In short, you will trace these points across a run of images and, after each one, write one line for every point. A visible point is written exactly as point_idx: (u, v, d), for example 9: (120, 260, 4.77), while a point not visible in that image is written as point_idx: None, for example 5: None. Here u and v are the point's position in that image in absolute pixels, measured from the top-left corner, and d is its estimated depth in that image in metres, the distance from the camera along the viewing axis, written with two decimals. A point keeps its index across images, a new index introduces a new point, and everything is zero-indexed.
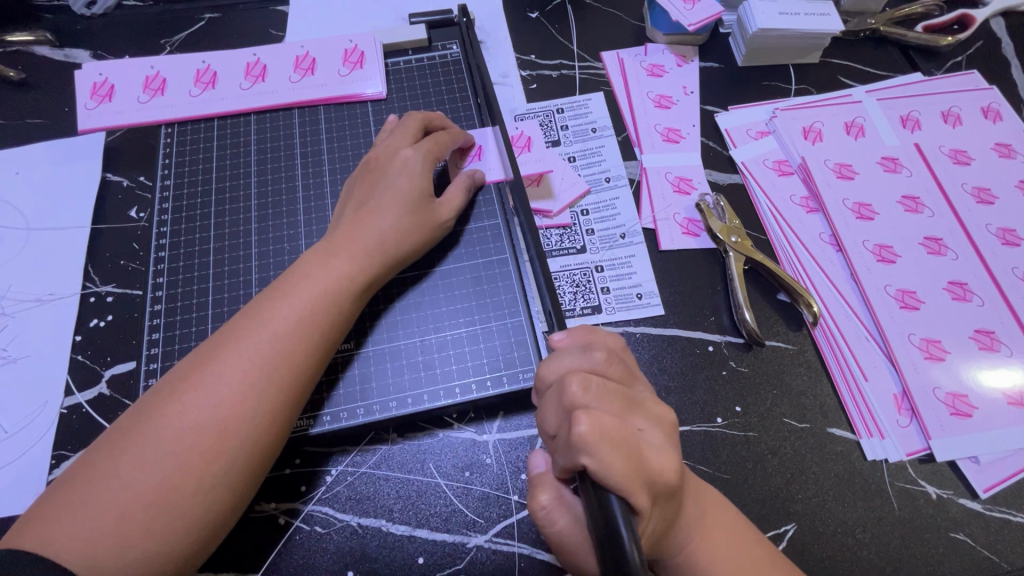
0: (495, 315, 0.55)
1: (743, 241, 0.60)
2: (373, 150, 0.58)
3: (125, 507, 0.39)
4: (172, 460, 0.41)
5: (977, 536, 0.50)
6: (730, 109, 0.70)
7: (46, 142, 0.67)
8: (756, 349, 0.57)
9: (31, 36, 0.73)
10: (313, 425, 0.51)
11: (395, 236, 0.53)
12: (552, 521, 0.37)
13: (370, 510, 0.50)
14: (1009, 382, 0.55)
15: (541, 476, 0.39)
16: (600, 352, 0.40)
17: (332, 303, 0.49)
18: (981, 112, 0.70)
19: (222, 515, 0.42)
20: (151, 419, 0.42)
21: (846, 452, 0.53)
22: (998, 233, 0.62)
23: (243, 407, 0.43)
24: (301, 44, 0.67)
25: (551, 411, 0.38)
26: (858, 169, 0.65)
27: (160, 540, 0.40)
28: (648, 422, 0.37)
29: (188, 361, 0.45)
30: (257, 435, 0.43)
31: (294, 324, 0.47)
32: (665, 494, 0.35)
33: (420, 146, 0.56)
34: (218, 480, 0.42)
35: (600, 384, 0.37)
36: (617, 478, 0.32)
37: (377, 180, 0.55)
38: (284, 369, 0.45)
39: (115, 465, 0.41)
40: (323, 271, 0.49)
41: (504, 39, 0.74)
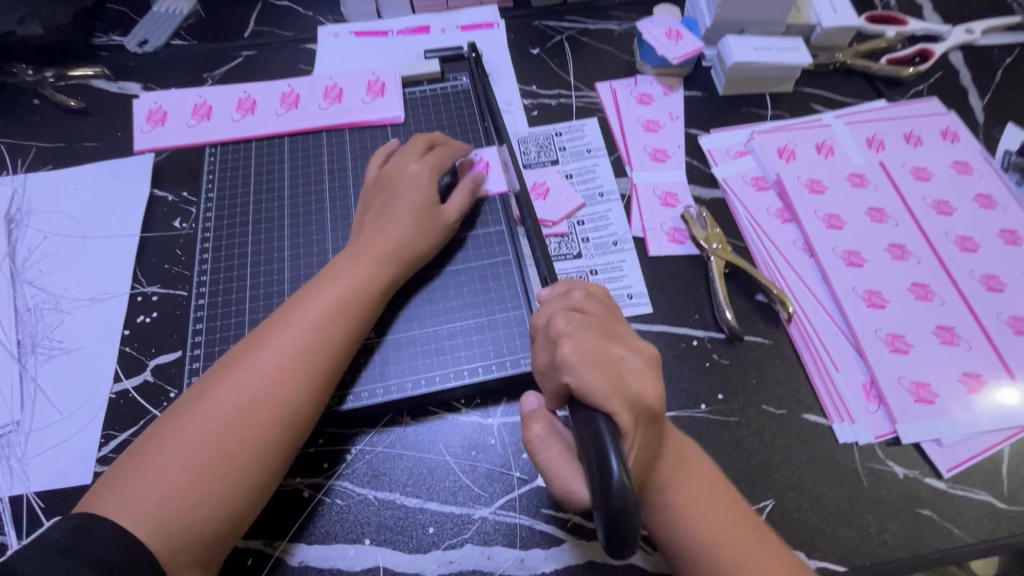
0: (499, 308, 0.62)
1: (723, 247, 0.67)
2: (383, 167, 0.65)
3: (182, 475, 0.46)
4: (223, 437, 0.48)
5: (942, 512, 0.54)
6: (712, 131, 0.78)
7: (101, 162, 0.75)
8: (736, 343, 0.63)
9: (90, 71, 0.83)
10: (341, 403, 0.57)
11: (411, 239, 0.60)
12: (542, 449, 0.43)
13: (386, 485, 0.56)
14: (1004, 398, 0.59)
15: (534, 410, 0.45)
16: (578, 292, 0.47)
17: (359, 300, 0.55)
18: (940, 134, 0.77)
19: (260, 489, 0.49)
20: (206, 400, 0.49)
21: (820, 436, 0.58)
22: (956, 240, 0.68)
23: (282, 392, 0.50)
24: (330, 76, 0.76)
25: (541, 348, 0.44)
26: (828, 185, 0.72)
27: (213, 507, 0.46)
28: (628, 351, 0.43)
29: (235, 351, 0.52)
30: (294, 416, 0.50)
31: (325, 319, 0.53)
32: (646, 414, 0.40)
33: (425, 161, 0.64)
34: (260, 455, 0.48)
35: (582, 321, 0.43)
36: (601, 396, 0.38)
37: (390, 194, 0.62)
38: (316, 359, 0.52)
39: (179, 439, 0.48)
40: (349, 274, 0.56)
41: (508, 72, 0.83)
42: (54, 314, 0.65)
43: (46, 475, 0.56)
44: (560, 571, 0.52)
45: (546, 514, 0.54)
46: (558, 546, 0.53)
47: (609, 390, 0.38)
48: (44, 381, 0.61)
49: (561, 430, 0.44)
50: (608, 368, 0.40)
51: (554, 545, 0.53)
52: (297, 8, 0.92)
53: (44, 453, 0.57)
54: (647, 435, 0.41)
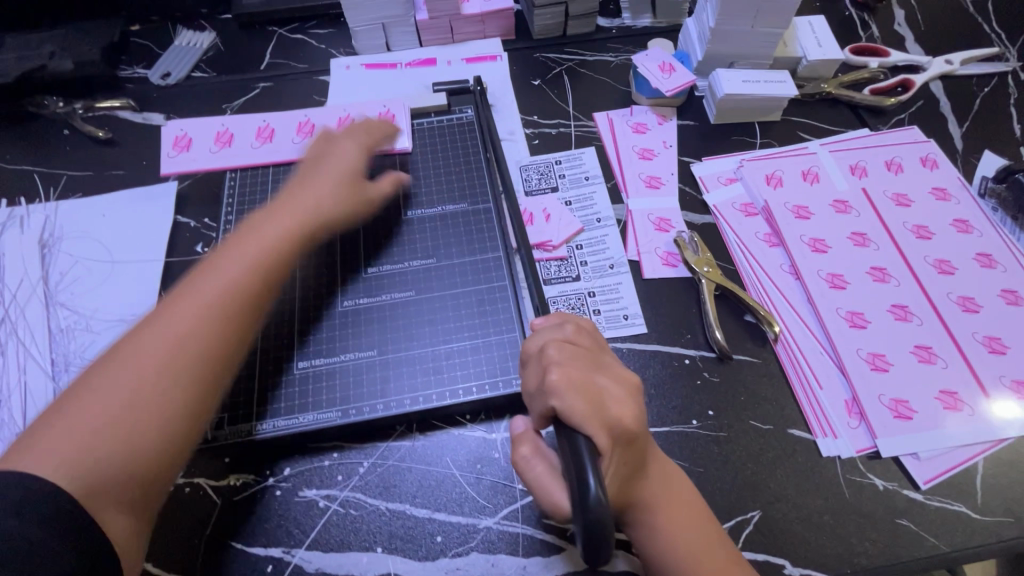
0: (495, 331, 0.66)
1: (714, 270, 0.71)
2: (325, 138, 0.73)
3: (107, 411, 0.50)
4: (145, 376, 0.52)
5: (920, 522, 0.58)
6: (704, 159, 0.83)
7: (127, 190, 0.80)
8: (726, 362, 0.67)
9: (117, 103, 0.88)
10: (323, 420, 0.61)
11: (325, 199, 0.67)
12: (530, 469, 0.47)
13: (396, 496, 0.59)
14: (1003, 413, 0.63)
15: (522, 432, 0.49)
16: (570, 327, 0.52)
17: (264, 255, 0.60)
18: (919, 161, 0.81)
19: (182, 427, 0.52)
20: (132, 345, 0.53)
21: (804, 450, 0.61)
22: (934, 263, 0.72)
23: (203, 335, 0.54)
24: (343, 109, 0.81)
25: (532, 374, 0.49)
26: (813, 211, 0.76)
27: (135, 441, 0.49)
28: (611, 382, 0.48)
29: (162, 304, 0.57)
30: (210, 352, 0.54)
31: (210, 282, 0.57)
32: (624, 437, 0.45)
33: (358, 140, 0.73)
34: (180, 391, 0.52)
35: (571, 351, 0.49)
36: (581, 416, 0.43)
37: (315, 166, 0.70)
38: (222, 309, 0.56)
39: (104, 380, 0.51)
40: (251, 238, 0.62)
41: (510, 102, 0.88)
42: (85, 334, 0.69)
43: None
44: None
45: (547, 524, 0.57)
46: (558, 554, 0.56)
47: (589, 415, 0.43)
48: None
49: (546, 452, 0.48)
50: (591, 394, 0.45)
51: (554, 553, 0.56)
52: (311, 41, 0.97)
53: None
54: (625, 457, 0.46)
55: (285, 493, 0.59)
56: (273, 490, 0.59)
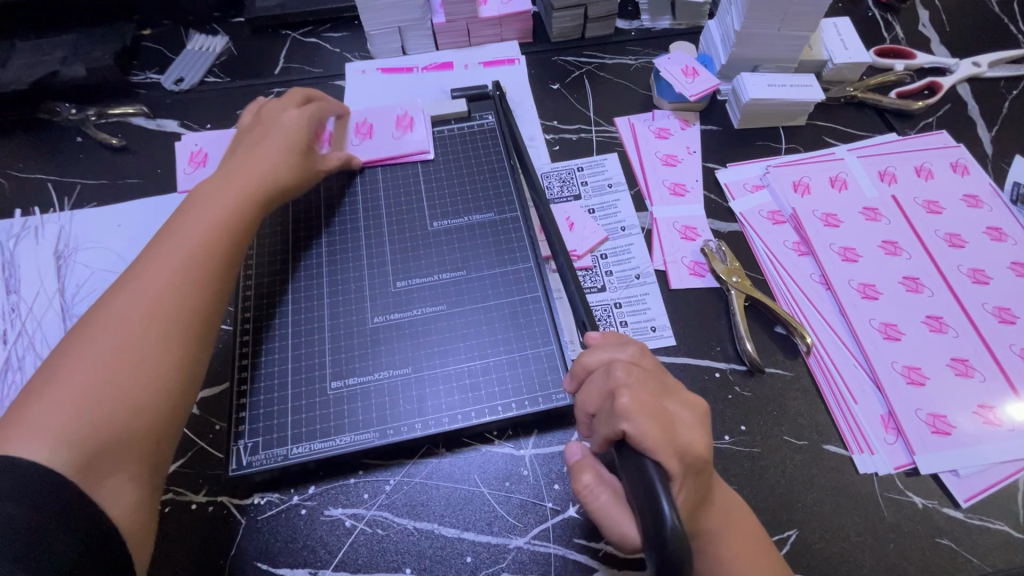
0: (531, 344, 0.64)
1: (743, 281, 0.70)
2: (261, 111, 0.74)
3: (98, 372, 0.50)
4: (125, 341, 0.52)
5: (961, 541, 0.56)
6: (729, 165, 0.81)
7: (142, 199, 0.79)
8: (757, 375, 0.65)
9: (130, 110, 0.86)
10: (363, 441, 0.59)
11: (279, 170, 0.68)
12: (594, 497, 0.45)
13: (423, 515, 0.58)
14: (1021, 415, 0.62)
15: (580, 459, 0.47)
16: (633, 347, 0.50)
17: (221, 224, 0.61)
18: (950, 167, 0.80)
19: (172, 385, 0.53)
20: (116, 306, 0.54)
21: (840, 466, 0.60)
22: (968, 273, 0.71)
23: (180, 290, 0.56)
24: (361, 116, 0.80)
25: (594, 393, 0.46)
26: (843, 218, 0.75)
27: (128, 400, 0.50)
28: (679, 405, 0.46)
29: (126, 273, 0.57)
30: (195, 313, 0.56)
31: (169, 246, 0.59)
32: (695, 465, 0.43)
33: (304, 108, 0.73)
34: (170, 351, 0.54)
35: (639, 373, 0.46)
36: (653, 443, 0.40)
37: (262, 136, 0.70)
38: (197, 270, 0.58)
39: (89, 343, 0.52)
40: (208, 208, 0.63)
41: (530, 107, 0.87)
42: None
43: None
44: None
45: (579, 544, 0.56)
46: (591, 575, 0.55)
47: (663, 443, 0.41)
48: None
49: (610, 478, 0.45)
50: (661, 419, 0.43)
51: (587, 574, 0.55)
52: (325, 45, 0.96)
53: None
54: (696, 485, 0.43)
55: (310, 512, 0.58)
56: (298, 509, 0.58)
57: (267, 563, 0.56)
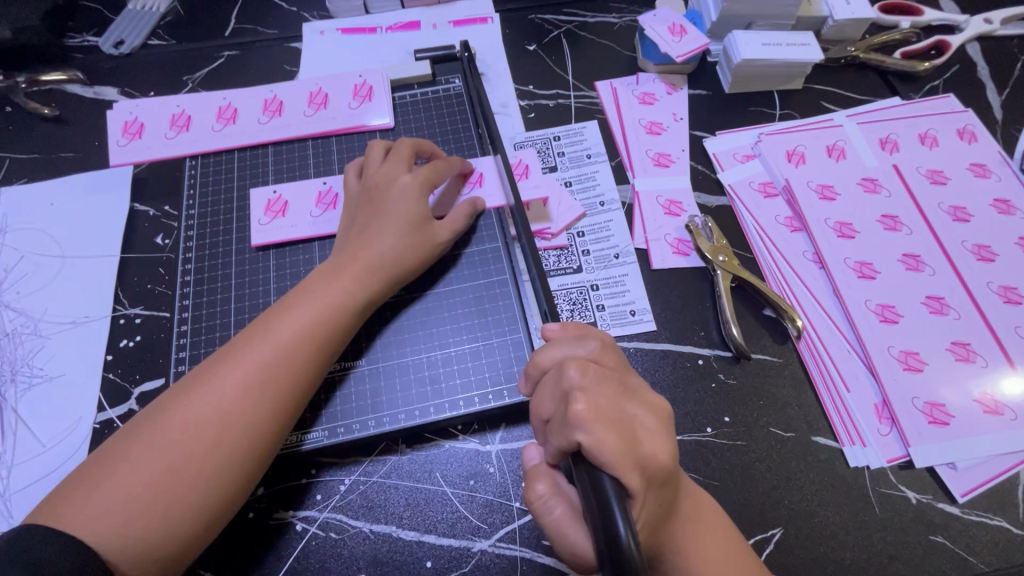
0: (497, 333, 0.59)
1: (730, 260, 0.64)
2: (368, 175, 0.60)
3: (139, 487, 0.43)
4: (177, 451, 0.45)
5: (956, 538, 0.53)
6: (718, 133, 0.75)
7: (77, 175, 0.72)
8: (743, 362, 0.60)
9: (63, 75, 0.77)
10: (311, 440, 0.55)
11: (397, 254, 0.56)
12: (549, 510, 0.41)
13: (381, 517, 0.54)
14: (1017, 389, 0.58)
15: (536, 467, 0.43)
16: (594, 342, 0.45)
17: (332, 313, 0.52)
18: (956, 134, 0.74)
19: (223, 507, 0.46)
20: (191, 397, 0.47)
21: (830, 460, 0.56)
22: (973, 250, 0.65)
23: (258, 400, 0.47)
24: (315, 81, 0.72)
25: (548, 396, 0.42)
26: (839, 191, 0.69)
27: (166, 520, 0.43)
28: (641, 408, 0.42)
29: (241, 356, 0.49)
30: (259, 431, 0.47)
31: (292, 337, 0.50)
32: (656, 476, 0.39)
33: (417, 174, 0.59)
34: (217, 471, 0.45)
35: (598, 372, 0.42)
36: (611, 456, 0.36)
37: (378, 204, 0.58)
38: (298, 367, 0.50)
39: (135, 448, 0.45)
40: (327, 287, 0.54)
41: (503, 71, 0.79)
42: (35, 339, 0.63)
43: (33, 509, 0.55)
44: None
45: (548, 546, 0.52)
46: None
47: (621, 454, 0.36)
48: (26, 412, 0.59)
49: (567, 488, 0.42)
50: (620, 427, 0.38)
51: None
52: (280, 3, 0.87)
53: (29, 487, 0.56)
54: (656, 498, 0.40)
55: (257, 516, 0.53)
56: (245, 512, 0.53)
57: (210, 570, 0.51)
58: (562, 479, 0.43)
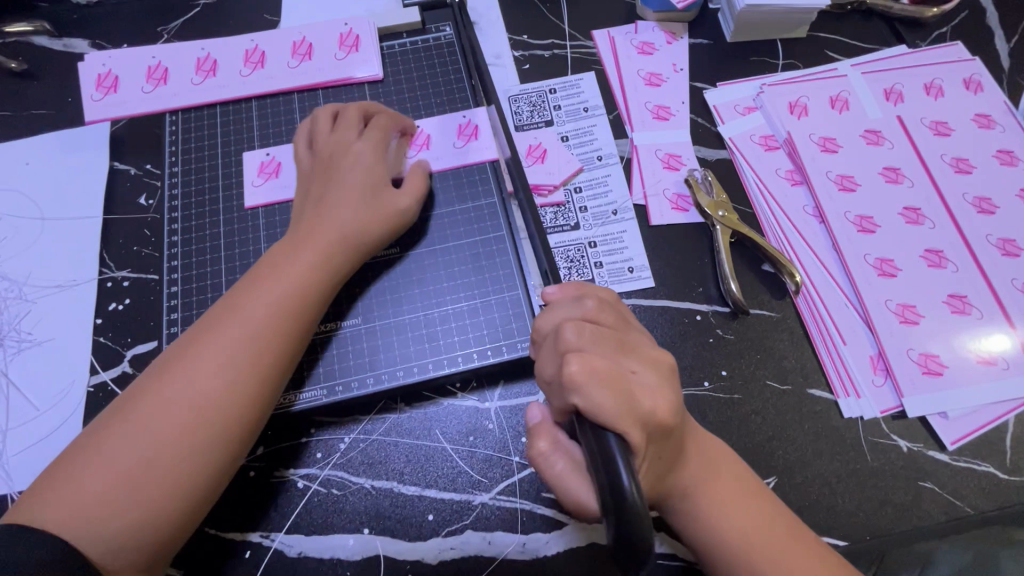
0: (494, 290, 0.59)
1: (730, 215, 0.63)
2: (319, 143, 0.58)
3: (115, 482, 0.42)
4: (155, 441, 0.44)
5: (944, 484, 0.54)
6: (718, 85, 0.72)
7: (51, 132, 0.68)
8: (741, 317, 0.60)
9: (30, 26, 0.72)
10: (311, 398, 0.54)
11: (360, 224, 0.54)
12: (551, 465, 0.41)
13: (382, 473, 0.54)
14: (987, 348, 0.58)
15: (539, 423, 0.43)
16: (590, 301, 0.44)
17: (301, 291, 0.51)
18: (962, 83, 0.72)
19: (207, 491, 0.46)
20: (158, 387, 0.45)
21: (825, 411, 0.57)
22: (973, 202, 0.65)
23: (229, 384, 0.46)
24: (298, 30, 0.68)
25: (548, 360, 0.41)
26: (841, 142, 0.67)
27: (150, 510, 0.43)
28: (640, 364, 0.41)
29: (204, 343, 0.47)
30: (232, 413, 0.46)
31: (260, 317, 0.49)
32: (657, 430, 0.39)
33: (364, 139, 0.57)
34: (199, 456, 0.45)
35: (593, 331, 0.41)
36: (612, 416, 0.35)
37: (331, 174, 0.56)
38: (269, 347, 0.49)
39: (101, 444, 0.43)
40: (290, 265, 0.52)
41: (496, 19, 0.75)
42: (21, 304, 0.61)
43: (34, 472, 0.55)
44: (562, 553, 0.52)
45: (547, 498, 0.53)
46: (560, 529, 0.52)
47: (619, 411, 0.36)
48: (17, 377, 0.58)
49: (569, 445, 0.42)
50: (617, 384, 0.38)
51: (556, 528, 0.52)
52: None
53: (25, 451, 0.55)
54: (658, 451, 0.40)
55: (259, 474, 0.54)
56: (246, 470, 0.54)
57: (214, 527, 0.52)
58: (564, 435, 0.42)
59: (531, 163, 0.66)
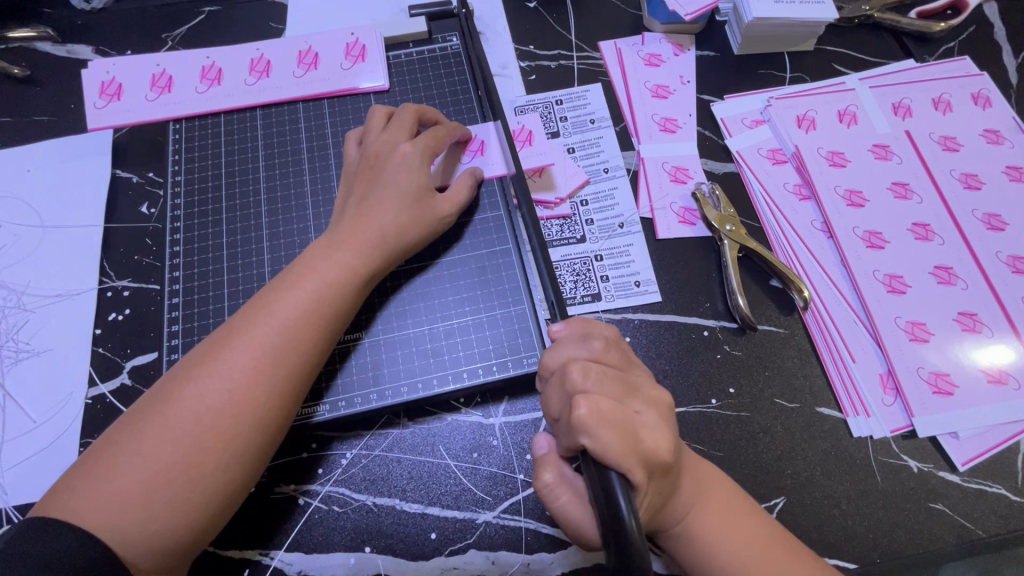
0: (500, 304, 0.58)
1: (738, 229, 0.62)
2: (368, 143, 0.58)
3: (149, 482, 0.42)
4: (187, 439, 0.43)
5: (955, 506, 0.54)
6: (726, 97, 0.72)
7: (53, 139, 0.67)
8: (749, 333, 0.60)
9: (32, 32, 0.71)
10: (313, 413, 0.53)
11: (397, 227, 0.54)
12: (555, 498, 0.40)
13: (384, 490, 0.53)
14: (993, 363, 0.58)
15: (544, 456, 0.42)
16: (598, 340, 0.43)
17: (337, 291, 0.50)
18: (971, 99, 0.71)
19: (239, 491, 0.45)
20: (194, 386, 0.45)
21: (834, 430, 0.56)
22: (983, 218, 0.64)
23: (266, 385, 0.46)
24: (304, 39, 0.68)
25: (554, 399, 0.40)
26: (850, 157, 0.67)
27: (184, 511, 0.42)
28: (644, 406, 0.40)
29: (240, 341, 0.47)
30: (268, 414, 0.46)
31: (295, 315, 0.48)
32: (658, 467, 0.38)
33: (417, 141, 0.56)
34: (234, 454, 0.44)
35: (600, 372, 0.40)
36: (618, 456, 0.35)
37: (376, 175, 0.55)
38: (302, 347, 0.48)
39: (137, 441, 0.43)
40: (327, 263, 0.51)
41: (502, 29, 0.75)
42: (19, 313, 0.60)
43: (26, 486, 0.54)
44: (568, 574, 0.51)
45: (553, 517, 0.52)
46: (565, 549, 0.51)
47: (625, 456, 0.35)
48: (14, 388, 0.57)
49: (573, 477, 0.41)
50: (625, 427, 0.37)
51: (561, 548, 0.51)
52: None
53: (20, 464, 0.54)
54: (657, 487, 0.39)
55: (259, 490, 0.53)
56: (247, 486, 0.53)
57: (213, 546, 0.51)
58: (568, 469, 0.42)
59: (531, 177, 0.66)
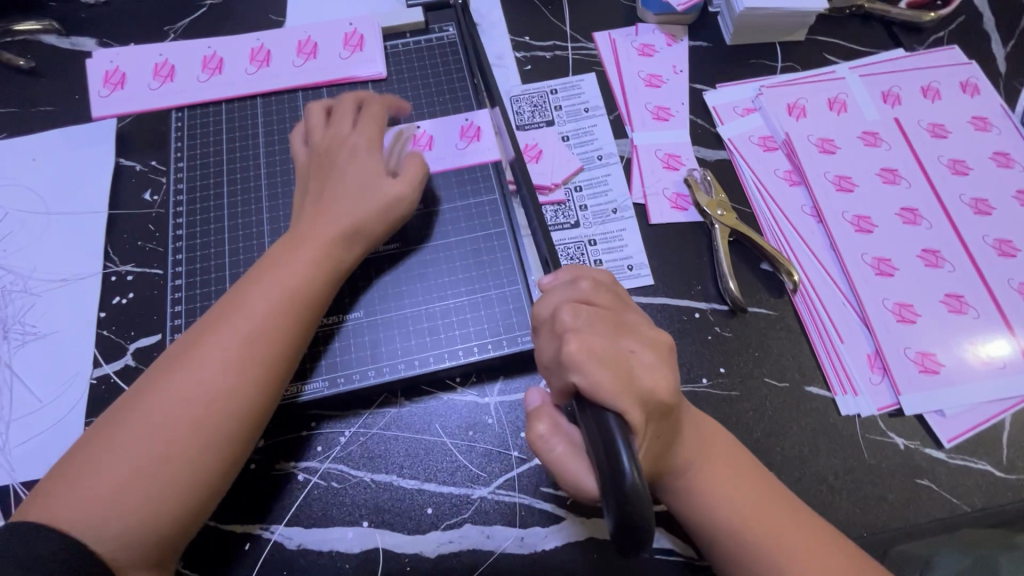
0: (494, 285, 0.59)
1: (729, 213, 0.64)
2: (314, 140, 0.59)
3: (126, 479, 0.42)
4: (164, 434, 0.44)
5: (941, 482, 0.55)
6: (718, 86, 0.73)
7: (58, 129, 0.69)
8: (739, 315, 0.61)
9: (38, 25, 0.72)
10: (312, 390, 0.55)
11: (370, 215, 0.55)
12: (551, 447, 0.41)
13: (381, 467, 0.54)
14: (978, 343, 0.59)
15: (538, 407, 0.44)
16: (586, 283, 0.45)
17: (308, 284, 0.51)
18: (959, 87, 0.72)
19: (220, 482, 0.46)
20: (168, 383, 0.45)
21: (822, 409, 0.57)
22: (970, 203, 0.65)
23: (242, 377, 0.47)
24: (304, 30, 0.69)
25: (546, 343, 0.42)
26: (839, 144, 0.68)
27: (165, 502, 0.43)
28: (639, 345, 0.41)
29: (212, 337, 0.47)
30: (244, 404, 0.46)
31: (265, 309, 0.49)
32: (655, 408, 0.39)
33: (367, 131, 0.58)
34: (213, 446, 0.45)
35: (591, 313, 0.41)
36: (611, 393, 0.36)
37: (329, 168, 0.57)
38: (275, 338, 0.49)
39: (112, 441, 0.43)
40: (297, 259, 0.52)
41: (498, 20, 0.76)
42: (26, 297, 0.62)
43: (32, 463, 0.55)
44: (561, 547, 0.52)
45: (547, 493, 0.53)
46: (559, 523, 0.53)
47: (618, 391, 0.36)
48: (21, 370, 0.59)
49: (569, 428, 0.42)
50: (617, 365, 0.38)
51: (555, 522, 0.53)
52: None
53: (27, 442, 0.56)
54: (657, 429, 0.40)
55: (259, 467, 0.54)
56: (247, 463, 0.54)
57: (215, 520, 0.52)
58: (563, 419, 0.43)
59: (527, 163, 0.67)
